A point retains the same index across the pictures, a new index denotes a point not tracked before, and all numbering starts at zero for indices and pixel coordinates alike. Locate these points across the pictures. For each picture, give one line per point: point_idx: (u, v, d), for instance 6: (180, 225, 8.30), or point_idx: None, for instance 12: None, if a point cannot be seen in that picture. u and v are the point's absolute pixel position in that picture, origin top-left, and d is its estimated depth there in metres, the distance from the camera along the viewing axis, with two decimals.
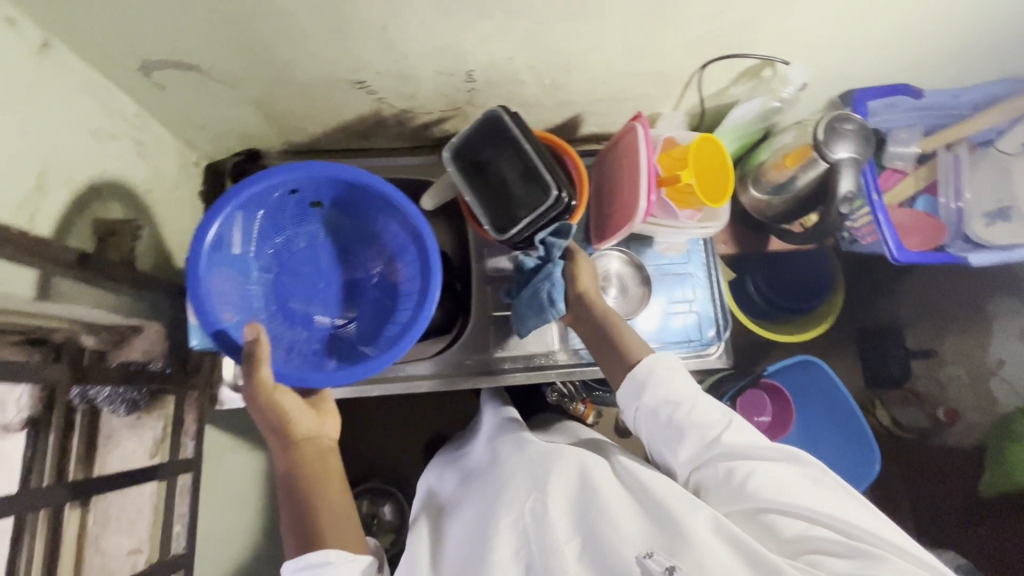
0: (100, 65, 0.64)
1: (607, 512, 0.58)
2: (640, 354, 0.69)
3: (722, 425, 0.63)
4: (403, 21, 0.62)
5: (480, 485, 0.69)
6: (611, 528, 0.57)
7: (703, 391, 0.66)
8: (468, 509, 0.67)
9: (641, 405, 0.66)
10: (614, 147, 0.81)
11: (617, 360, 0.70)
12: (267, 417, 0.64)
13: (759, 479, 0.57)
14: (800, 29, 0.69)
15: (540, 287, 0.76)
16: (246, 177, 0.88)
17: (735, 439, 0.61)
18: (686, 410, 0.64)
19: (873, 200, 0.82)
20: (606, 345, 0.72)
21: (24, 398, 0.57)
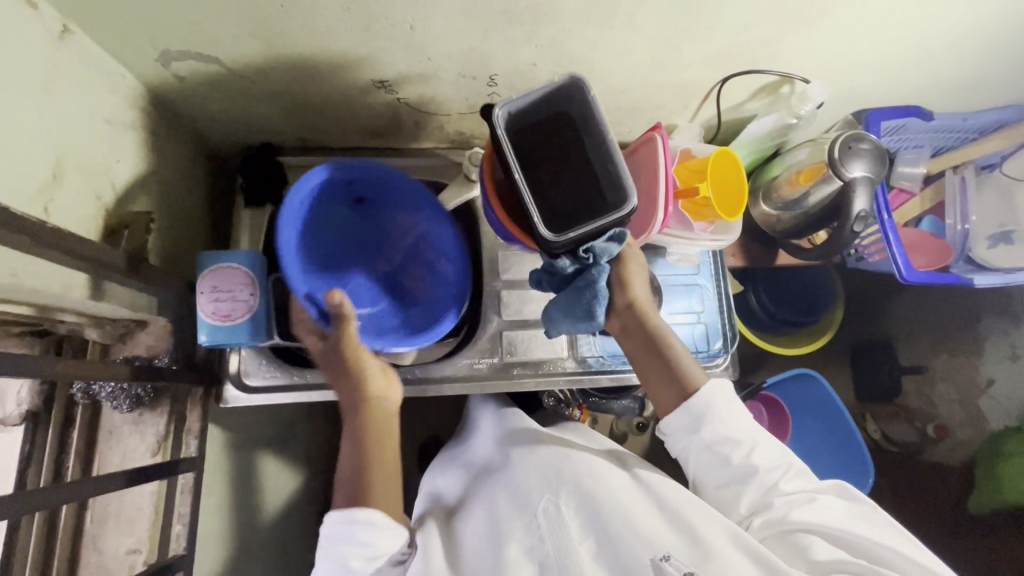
0: (120, 54, 0.63)
1: (626, 516, 0.61)
2: (697, 381, 0.68)
3: (782, 468, 0.65)
4: (431, 23, 0.62)
5: (494, 480, 0.71)
6: (627, 527, 0.60)
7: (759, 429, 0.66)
8: (483, 509, 0.68)
9: (698, 440, 0.65)
10: (630, 156, 0.81)
11: (671, 390, 0.68)
12: (346, 371, 0.71)
13: (810, 514, 0.61)
14: (821, 48, 0.70)
15: (584, 292, 0.67)
16: (255, 167, 0.84)
17: (790, 483, 0.63)
18: (746, 449, 0.64)
19: (884, 219, 0.82)
20: (658, 371, 0.70)
21: (23, 392, 0.65)
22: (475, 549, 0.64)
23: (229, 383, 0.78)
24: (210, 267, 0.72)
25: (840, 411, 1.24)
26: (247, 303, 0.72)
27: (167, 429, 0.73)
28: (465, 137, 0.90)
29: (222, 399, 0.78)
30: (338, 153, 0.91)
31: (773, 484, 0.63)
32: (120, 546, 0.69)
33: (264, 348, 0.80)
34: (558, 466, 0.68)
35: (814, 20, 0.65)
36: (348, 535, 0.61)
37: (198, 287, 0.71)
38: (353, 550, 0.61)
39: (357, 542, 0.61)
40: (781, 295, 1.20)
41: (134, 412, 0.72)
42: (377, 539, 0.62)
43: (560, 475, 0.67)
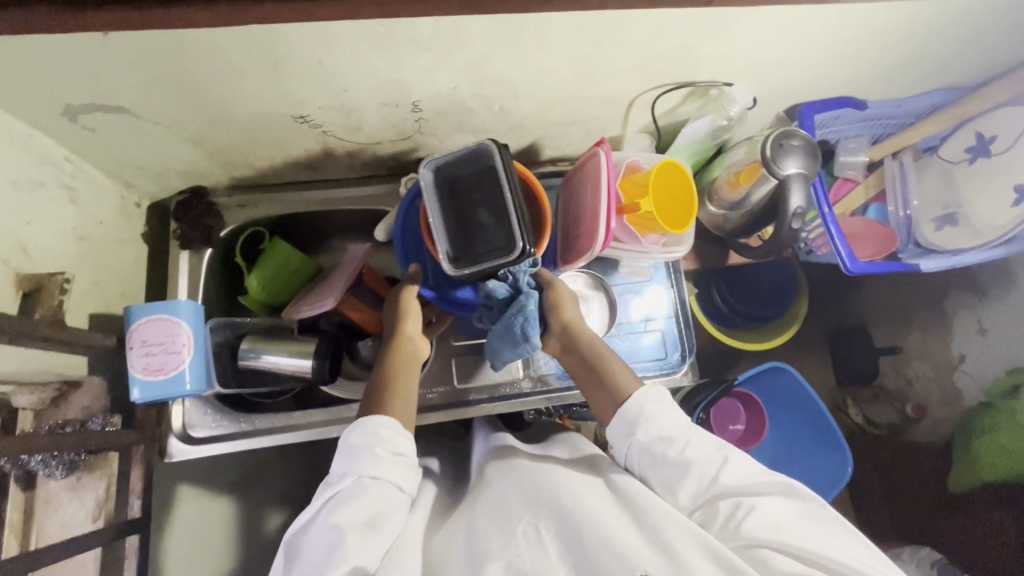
0: (21, 112, 0.61)
1: (602, 528, 0.55)
2: (628, 388, 0.68)
3: (718, 461, 0.61)
4: (338, 56, 0.61)
5: (470, 500, 0.69)
6: (607, 545, 0.54)
7: (695, 425, 0.64)
8: (450, 530, 0.64)
9: (633, 442, 0.64)
10: (578, 170, 0.82)
11: (607, 400, 0.68)
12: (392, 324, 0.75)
13: (751, 514, 0.56)
14: (741, 50, 0.70)
15: (513, 321, 0.70)
16: (190, 215, 0.83)
17: (732, 476, 0.59)
18: (681, 443, 0.62)
19: (823, 211, 0.82)
20: (596, 379, 0.70)
21: None
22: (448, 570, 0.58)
23: (173, 436, 0.76)
24: (137, 320, 0.69)
25: (814, 401, 1.23)
26: (180, 355, 0.70)
27: (109, 492, 0.72)
28: (404, 163, 0.89)
29: (167, 454, 0.76)
30: (276, 189, 0.89)
31: (714, 478, 0.59)
32: None
33: (208, 397, 0.78)
34: (539, 485, 0.64)
35: (728, 23, 0.64)
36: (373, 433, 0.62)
37: (127, 343, 0.69)
38: (376, 444, 0.61)
39: (382, 452, 0.61)
40: (742, 292, 1.20)
41: (71, 477, 0.69)
42: (399, 439, 0.63)
43: (542, 492, 0.63)
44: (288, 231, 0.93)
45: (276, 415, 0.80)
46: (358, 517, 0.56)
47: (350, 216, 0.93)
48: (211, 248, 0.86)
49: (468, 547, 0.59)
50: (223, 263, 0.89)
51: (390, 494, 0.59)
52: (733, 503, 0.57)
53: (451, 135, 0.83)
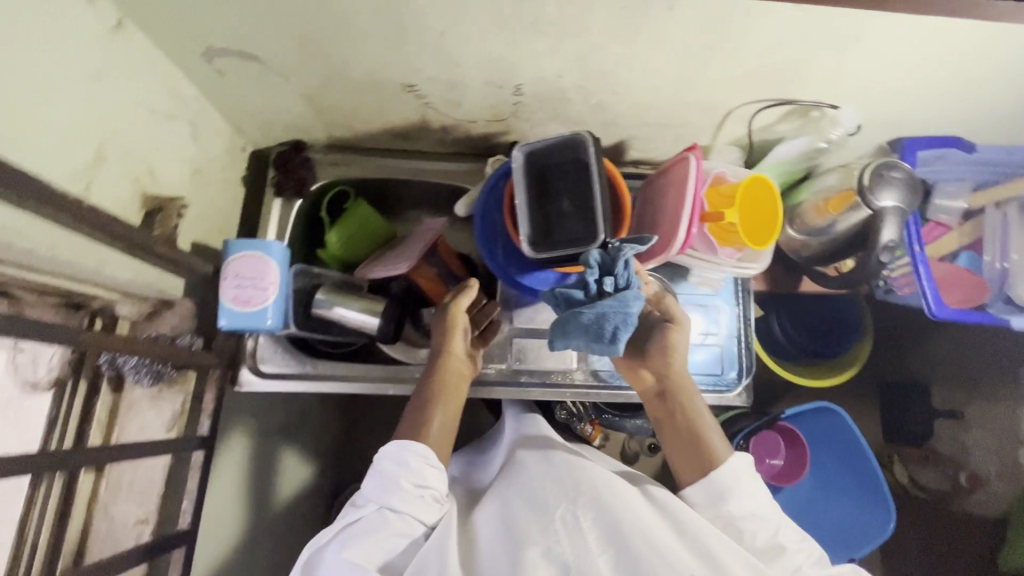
0: (171, 49, 0.67)
1: (643, 529, 0.61)
2: (721, 455, 0.70)
3: (802, 551, 0.64)
4: (462, 31, 0.63)
5: (505, 478, 0.74)
6: (650, 547, 0.59)
7: (781, 514, 0.68)
8: (492, 509, 0.69)
9: (724, 513, 0.66)
10: (663, 173, 0.82)
11: (695, 461, 0.70)
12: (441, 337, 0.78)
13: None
14: (854, 73, 0.69)
15: (609, 314, 0.66)
16: (289, 166, 0.88)
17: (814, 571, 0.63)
18: (770, 529, 0.66)
19: (915, 252, 0.79)
20: (685, 439, 0.72)
21: (53, 358, 0.63)
22: (491, 547, 0.64)
23: (245, 367, 0.83)
24: (235, 253, 0.75)
25: (863, 449, 1.18)
26: (266, 291, 0.74)
27: (184, 407, 0.78)
28: (491, 144, 0.92)
29: (238, 382, 0.83)
30: (368, 153, 0.94)
31: (798, 567, 0.62)
32: (130, 516, 0.71)
33: (280, 337, 0.84)
34: (573, 477, 0.69)
35: (851, 43, 0.63)
36: (401, 461, 0.65)
37: (222, 273, 0.74)
38: (404, 475, 0.65)
39: (407, 484, 0.64)
40: (803, 325, 1.17)
41: (154, 387, 0.75)
42: (427, 474, 0.66)
43: (576, 483, 0.68)
44: (371, 195, 0.97)
45: (339, 363, 0.85)
46: (377, 546, 0.61)
47: (431, 188, 0.96)
48: (301, 199, 0.91)
49: (509, 530, 0.64)
50: (309, 215, 0.94)
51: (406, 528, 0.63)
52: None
53: (543, 122, 0.85)
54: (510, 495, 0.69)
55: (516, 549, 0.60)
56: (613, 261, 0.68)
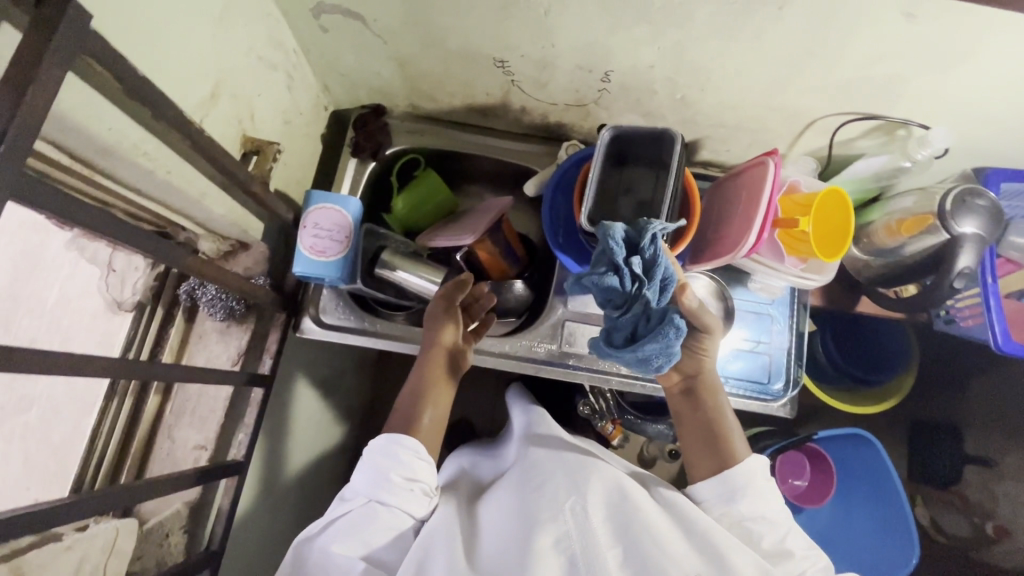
0: (283, 0, 0.70)
1: (651, 529, 0.60)
2: (739, 455, 0.70)
3: (810, 559, 0.64)
4: (566, 11, 0.65)
5: (517, 472, 0.75)
6: (657, 546, 0.58)
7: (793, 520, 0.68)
8: (506, 500, 0.71)
9: (732, 511, 0.67)
10: (738, 175, 0.81)
11: (709, 460, 0.71)
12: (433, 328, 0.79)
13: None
14: (952, 95, 0.68)
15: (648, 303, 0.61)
16: (368, 128, 0.91)
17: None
18: (780, 534, 0.65)
19: (986, 283, 0.79)
20: (703, 440, 0.72)
21: (137, 283, 0.76)
22: (501, 537, 0.65)
23: (308, 316, 0.85)
24: (315, 204, 0.78)
25: (894, 482, 1.15)
26: (341, 244, 0.78)
27: (248, 345, 0.78)
28: (564, 130, 0.93)
29: (300, 328, 0.85)
30: (443, 125, 0.96)
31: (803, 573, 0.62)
32: (190, 440, 0.75)
33: (343, 291, 0.86)
34: (583, 474, 0.69)
35: (958, 61, 0.62)
36: (392, 456, 0.68)
37: (302, 222, 0.77)
38: (395, 468, 0.68)
39: (397, 476, 0.67)
40: (848, 349, 1.16)
41: (224, 323, 0.78)
42: (416, 467, 0.69)
43: (587, 479, 0.68)
44: (439, 166, 0.99)
45: (397, 323, 0.87)
46: (368, 539, 0.64)
47: (498, 166, 0.98)
48: (375, 162, 0.93)
49: (521, 518, 0.65)
50: (379, 179, 0.96)
51: (398, 516, 0.67)
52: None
53: (621, 113, 0.86)
54: (522, 489, 0.70)
55: (526, 532, 0.61)
56: (650, 266, 0.61)
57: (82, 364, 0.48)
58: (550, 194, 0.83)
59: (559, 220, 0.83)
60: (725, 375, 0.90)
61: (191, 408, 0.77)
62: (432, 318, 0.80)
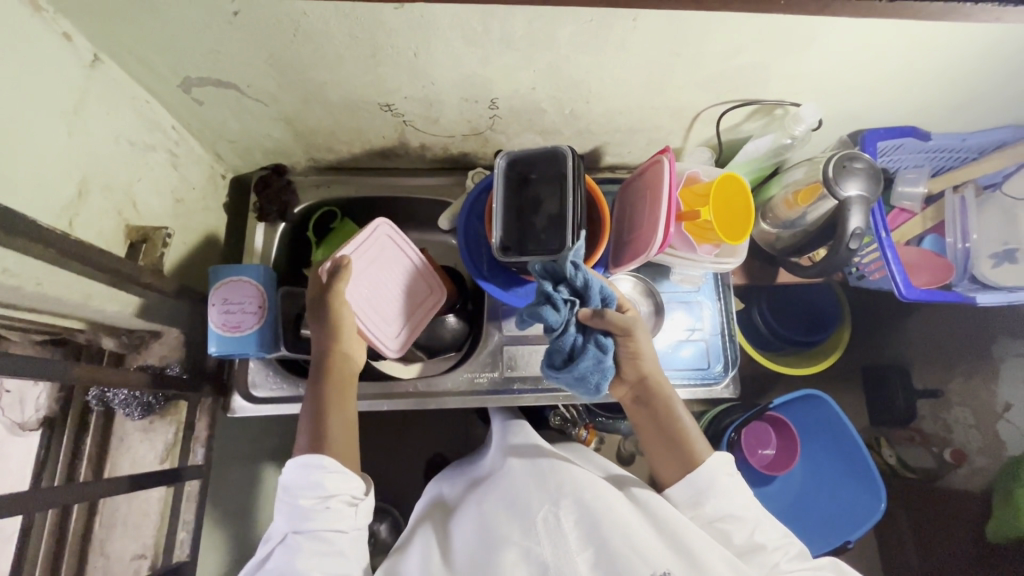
0: (146, 81, 0.67)
1: (620, 527, 0.61)
2: (702, 452, 0.70)
3: (783, 549, 0.66)
4: (434, 49, 0.65)
5: (491, 486, 0.73)
6: (628, 544, 0.60)
7: (762, 509, 0.69)
8: (476, 515, 0.69)
9: (700, 513, 0.68)
10: (641, 176, 0.83)
11: (674, 462, 0.71)
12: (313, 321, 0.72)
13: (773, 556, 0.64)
14: (811, 75, 0.72)
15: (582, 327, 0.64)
16: (269, 190, 0.88)
17: (791, 566, 0.64)
18: (750, 528, 0.66)
19: (882, 237, 0.84)
20: (665, 442, 0.72)
21: (41, 397, 0.71)
22: (473, 553, 0.64)
23: (237, 393, 0.81)
24: (221, 280, 0.75)
25: (852, 435, 1.19)
26: (255, 315, 0.75)
27: (176, 437, 0.75)
28: (470, 158, 0.93)
29: (230, 409, 0.81)
30: (350, 173, 0.94)
31: (775, 565, 0.63)
32: (127, 550, 0.71)
33: (271, 359, 0.82)
34: (555, 478, 0.69)
35: (807, 45, 0.66)
36: (305, 477, 0.62)
37: (210, 299, 0.75)
38: (307, 493, 0.61)
39: (312, 499, 0.61)
40: (786, 315, 1.19)
41: (146, 420, 0.74)
42: (329, 485, 0.62)
43: (557, 480, 0.68)
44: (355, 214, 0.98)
45: None
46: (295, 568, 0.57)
47: (414, 204, 0.97)
48: (284, 223, 0.91)
49: (488, 536, 0.65)
50: (292, 238, 0.94)
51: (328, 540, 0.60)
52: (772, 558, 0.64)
53: (519, 134, 0.87)
54: (491, 503, 0.69)
55: (496, 553, 0.62)
56: (582, 290, 0.63)
57: None
58: (462, 223, 0.83)
59: (479, 248, 0.84)
60: (665, 367, 0.91)
61: (123, 517, 0.72)
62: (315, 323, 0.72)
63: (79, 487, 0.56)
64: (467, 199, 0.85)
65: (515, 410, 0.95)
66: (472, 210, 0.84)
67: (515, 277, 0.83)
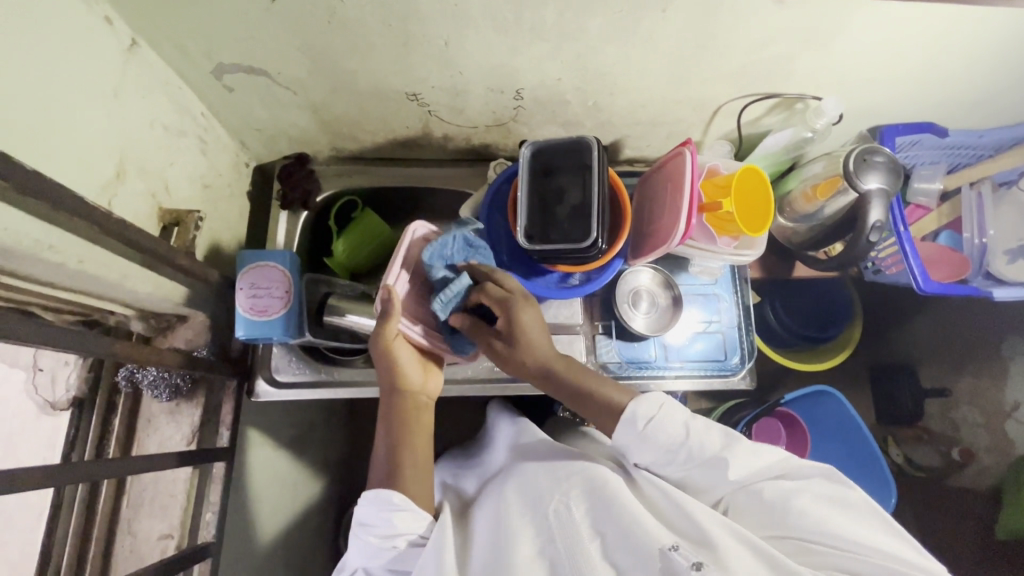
0: (179, 66, 0.68)
1: (629, 507, 0.62)
2: (621, 397, 0.69)
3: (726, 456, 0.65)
4: (465, 38, 0.66)
5: (503, 481, 0.74)
6: (637, 520, 0.60)
7: (691, 422, 0.67)
8: (490, 506, 0.70)
9: (643, 456, 0.68)
10: (661, 168, 0.84)
11: (604, 413, 0.69)
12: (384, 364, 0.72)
13: (778, 501, 0.63)
14: (834, 68, 0.73)
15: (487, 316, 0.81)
16: (293, 178, 0.89)
17: (746, 472, 0.65)
18: (690, 455, 0.66)
19: (900, 231, 0.85)
20: (586, 402, 0.70)
21: (72, 378, 0.72)
22: (485, 543, 0.65)
23: (261, 378, 0.83)
24: (250, 263, 0.76)
25: (860, 426, 1.19)
26: (282, 299, 0.76)
27: (202, 420, 0.76)
28: (490, 150, 0.94)
29: (254, 394, 0.82)
30: (371, 164, 0.95)
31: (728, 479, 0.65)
32: (153, 531, 0.72)
33: (293, 345, 0.84)
34: (566, 469, 0.70)
35: (832, 38, 0.67)
36: (378, 513, 0.64)
37: (237, 284, 0.76)
38: (378, 531, 0.63)
39: (382, 539, 0.63)
40: (798, 311, 1.20)
41: (172, 402, 0.75)
42: (398, 523, 0.64)
43: (570, 474, 0.69)
44: (375, 204, 0.99)
45: (358, 369, 0.86)
46: None
47: (434, 195, 0.98)
48: (307, 211, 0.92)
49: (499, 526, 0.66)
50: (314, 226, 0.95)
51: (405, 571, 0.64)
52: (778, 501, 0.63)
53: (541, 125, 0.88)
54: (504, 494, 0.70)
55: (505, 543, 0.62)
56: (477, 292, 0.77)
57: (9, 481, 0.45)
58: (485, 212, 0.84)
59: (500, 237, 0.84)
60: (682, 359, 0.92)
61: (150, 498, 0.73)
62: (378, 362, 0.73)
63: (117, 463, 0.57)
64: (489, 188, 0.85)
65: (510, 411, 0.97)
66: (493, 200, 0.85)
67: (535, 266, 0.84)
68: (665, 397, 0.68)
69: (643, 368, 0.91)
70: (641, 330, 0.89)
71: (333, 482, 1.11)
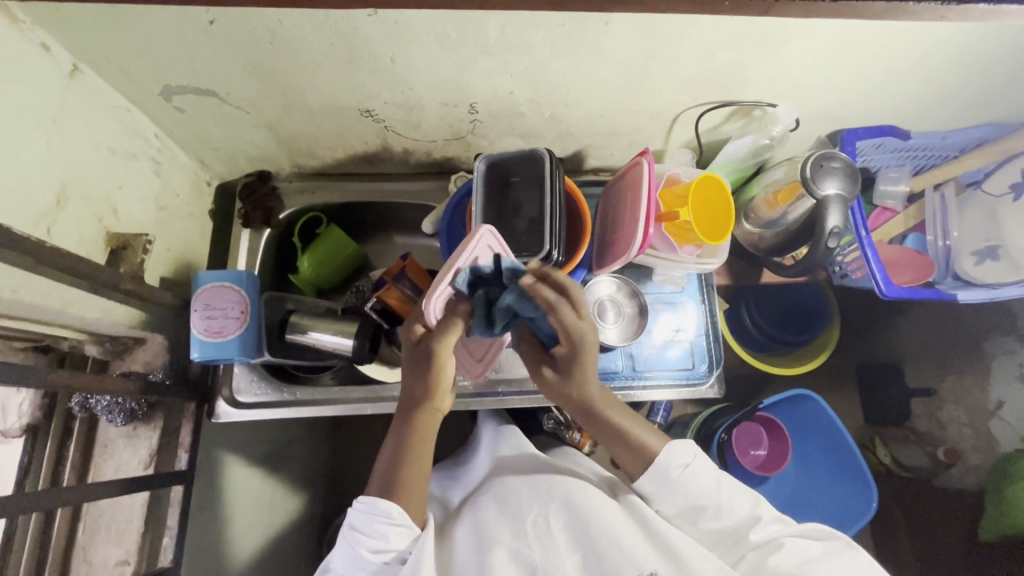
0: (127, 89, 0.68)
1: (611, 530, 0.62)
2: (655, 447, 0.67)
3: (751, 519, 0.65)
4: (410, 55, 0.66)
5: (482, 494, 0.73)
6: (615, 545, 0.61)
7: (722, 481, 0.67)
8: (470, 516, 0.70)
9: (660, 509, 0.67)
10: (622, 178, 0.84)
11: (635, 457, 0.67)
12: (417, 380, 0.66)
13: (792, 562, 0.61)
14: (784, 77, 0.73)
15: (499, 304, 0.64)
16: (254, 197, 0.89)
17: (762, 534, 0.64)
18: (711, 505, 0.65)
19: (862, 235, 0.85)
20: (616, 443, 0.68)
21: (25, 405, 0.71)
22: (464, 549, 0.65)
23: (222, 399, 0.82)
24: (205, 285, 0.76)
25: (843, 434, 1.15)
26: (237, 320, 0.76)
27: (159, 445, 0.76)
28: (453, 163, 0.94)
29: (215, 415, 0.82)
30: (335, 179, 0.95)
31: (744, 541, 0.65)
32: (110, 558, 0.71)
33: (256, 364, 0.83)
34: (547, 481, 0.70)
35: (778, 46, 0.67)
36: (369, 525, 0.62)
37: (192, 305, 0.76)
38: (364, 540, 0.63)
39: (366, 550, 0.62)
40: (775, 316, 1.19)
41: (129, 426, 0.75)
42: (386, 538, 0.62)
43: (549, 483, 0.70)
44: (340, 218, 0.98)
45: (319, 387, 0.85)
46: None
47: (399, 209, 0.98)
48: (269, 228, 0.91)
49: (479, 535, 0.65)
50: (279, 243, 0.94)
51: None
52: (791, 563, 0.61)
53: (501, 137, 0.88)
54: (484, 506, 0.69)
55: (484, 552, 0.62)
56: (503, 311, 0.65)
57: None
58: (445, 225, 0.84)
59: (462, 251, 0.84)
60: (650, 368, 0.92)
61: (106, 523, 0.73)
62: (413, 371, 0.67)
63: (63, 489, 0.57)
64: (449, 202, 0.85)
65: (498, 419, 0.96)
66: (452, 215, 0.85)
67: None
68: (702, 453, 0.68)
69: (611, 379, 0.91)
70: (610, 341, 0.88)
71: (309, 500, 1.10)
